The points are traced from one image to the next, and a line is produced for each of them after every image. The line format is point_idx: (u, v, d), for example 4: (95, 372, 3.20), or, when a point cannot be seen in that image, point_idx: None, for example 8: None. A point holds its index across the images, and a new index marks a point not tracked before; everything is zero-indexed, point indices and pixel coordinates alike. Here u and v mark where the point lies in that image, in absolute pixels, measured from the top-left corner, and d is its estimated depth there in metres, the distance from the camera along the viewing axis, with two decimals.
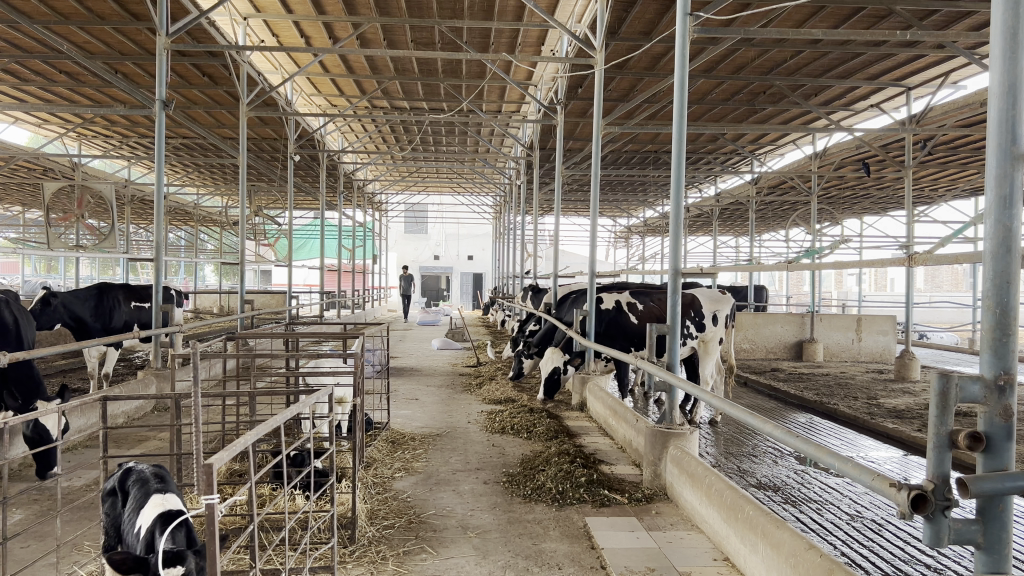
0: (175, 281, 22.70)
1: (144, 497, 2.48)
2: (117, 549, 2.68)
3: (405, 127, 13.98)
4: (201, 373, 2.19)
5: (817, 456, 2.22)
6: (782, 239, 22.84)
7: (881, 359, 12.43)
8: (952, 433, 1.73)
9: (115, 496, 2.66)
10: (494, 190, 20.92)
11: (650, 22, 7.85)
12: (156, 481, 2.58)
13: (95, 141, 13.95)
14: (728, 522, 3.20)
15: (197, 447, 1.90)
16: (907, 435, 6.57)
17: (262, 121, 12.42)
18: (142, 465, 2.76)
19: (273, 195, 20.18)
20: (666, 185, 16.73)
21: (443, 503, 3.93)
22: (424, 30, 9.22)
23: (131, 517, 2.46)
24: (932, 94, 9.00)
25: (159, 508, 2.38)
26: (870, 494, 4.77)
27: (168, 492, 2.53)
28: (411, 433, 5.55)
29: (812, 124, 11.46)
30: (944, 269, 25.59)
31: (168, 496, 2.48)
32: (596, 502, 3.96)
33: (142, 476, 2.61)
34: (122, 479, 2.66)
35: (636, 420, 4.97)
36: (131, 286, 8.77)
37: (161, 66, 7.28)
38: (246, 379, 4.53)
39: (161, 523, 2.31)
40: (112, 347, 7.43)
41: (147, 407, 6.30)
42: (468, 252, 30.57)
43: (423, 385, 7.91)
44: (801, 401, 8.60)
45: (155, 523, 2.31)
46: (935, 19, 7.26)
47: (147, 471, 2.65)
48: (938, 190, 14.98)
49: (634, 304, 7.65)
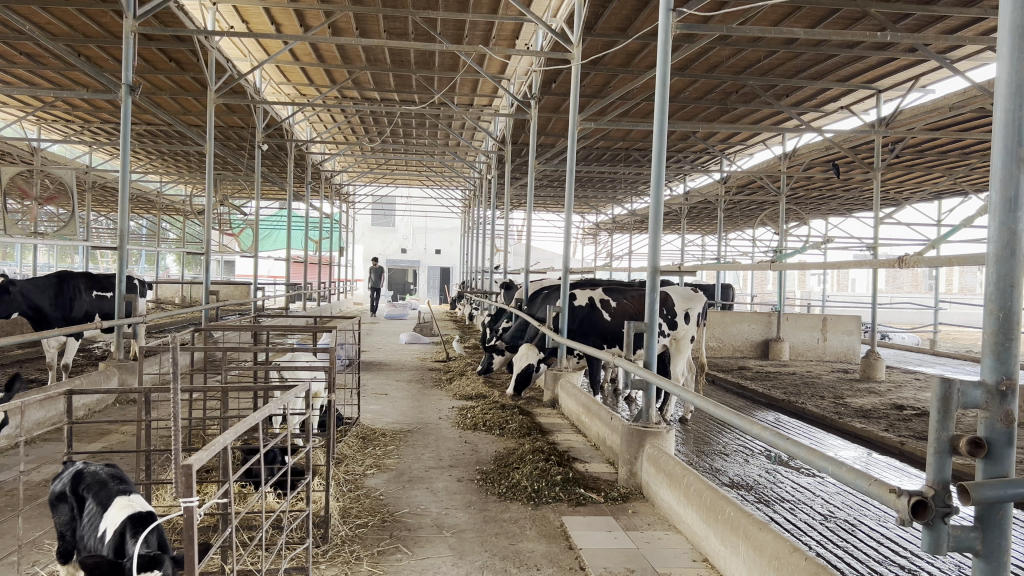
0: (136, 271, 22.27)
1: (106, 499, 2.37)
2: (73, 554, 2.57)
3: (375, 119, 13.83)
4: (178, 364, 2.10)
5: (807, 458, 2.19)
6: (749, 239, 23.05)
7: (846, 359, 12.57)
8: (953, 438, 1.71)
9: (68, 500, 2.54)
10: (463, 184, 20.81)
11: (627, 19, 7.81)
12: (116, 482, 2.47)
13: (55, 125, 13.59)
14: (708, 523, 3.17)
15: (173, 445, 1.81)
16: (875, 434, 6.62)
17: (229, 108, 12.20)
18: (96, 465, 2.65)
19: (239, 184, 19.88)
20: (636, 183, 16.77)
21: (417, 501, 3.85)
22: (398, 21, 9.14)
23: (93, 521, 2.35)
24: (902, 97, 9.09)
25: (128, 510, 2.29)
26: (842, 495, 4.79)
27: (131, 494, 2.43)
28: (381, 429, 5.47)
29: (783, 124, 11.52)
30: (904, 271, 26.08)
31: (132, 497, 2.38)
32: (571, 501, 3.91)
33: (99, 478, 2.50)
34: (75, 482, 2.53)
35: (610, 417, 4.92)
36: (93, 275, 8.58)
37: (127, 50, 7.09)
38: (215, 373, 4.42)
39: (133, 526, 2.22)
40: (72, 337, 7.22)
41: (109, 399, 6.14)
42: (435, 246, 30.47)
43: (393, 380, 7.82)
44: (769, 400, 8.64)
45: (126, 525, 2.22)
46: (909, 23, 7.34)
47: (103, 472, 2.54)
48: (904, 193, 15.19)
49: (607, 301, 7.63)
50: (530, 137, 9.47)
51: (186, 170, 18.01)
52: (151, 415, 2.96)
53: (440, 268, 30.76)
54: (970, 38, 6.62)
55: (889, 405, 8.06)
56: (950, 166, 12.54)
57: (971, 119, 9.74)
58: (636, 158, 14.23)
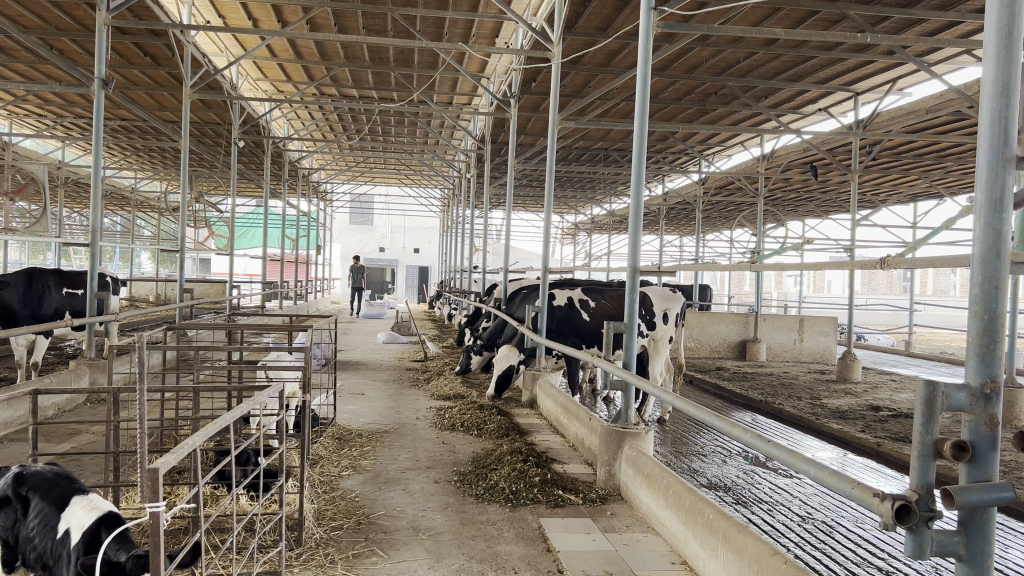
0: (110, 268, 22.01)
1: (61, 498, 2.30)
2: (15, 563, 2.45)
3: (353, 116, 13.74)
4: (145, 363, 2.03)
5: (788, 460, 2.15)
6: (726, 240, 23.18)
7: (822, 360, 12.65)
8: (937, 442, 1.68)
9: (10, 505, 2.41)
10: (442, 183, 20.75)
11: (607, 18, 7.79)
12: (67, 480, 2.40)
13: (28, 119, 13.39)
14: (687, 525, 3.14)
15: (139, 446, 1.74)
16: (852, 435, 6.65)
17: (205, 104, 12.07)
18: (36, 464, 2.54)
19: (215, 181, 19.70)
20: (615, 183, 16.79)
21: (393, 503, 3.80)
22: (377, 18, 9.08)
23: (51, 523, 2.27)
24: (879, 100, 9.16)
25: (96, 508, 2.23)
26: (820, 496, 4.79)
27: (87, 492, 2.36)
28: (358, 429, 5.40)
29: (761, 125, 11.57)
30: (879, 273, 26.36)
31: (91, 496, 2.32)
32: (549, 503, 3.87)
33: (48, 477, 2.41)
34: (18, 484, 2.42)
35: (589, 418, 4.89)
36: (63, 272, 8.41)
37: (101, 43, 6.96)
38: (188, 373, 4.35)
39: (106, 523, 2.16)
40: (42, 336, 7.10)
41: (80, 399, 6.05)
42: (414, 245, 30.40)
43: (370, 380, 7.76)
44: (747, 400, 8.66)
45: (99, 523, 2.16)
46: (888, 25, 7.38)
47: (48, 471, 2.44)
48: (880, 195, 15.34)
49: (586, 301, 7.62)
50: (509, 136, 9.42)
51: (161, 167, 17.81)
52: (119, 415, 2.88)
53: (419, 267, 30.66)
54: (949, 40, 6.66)
55: (865, 406, 8.11)
56: (926, 169, 12.66)
57: (948, 121, 9.82)
58: (615, 159, 14.24)
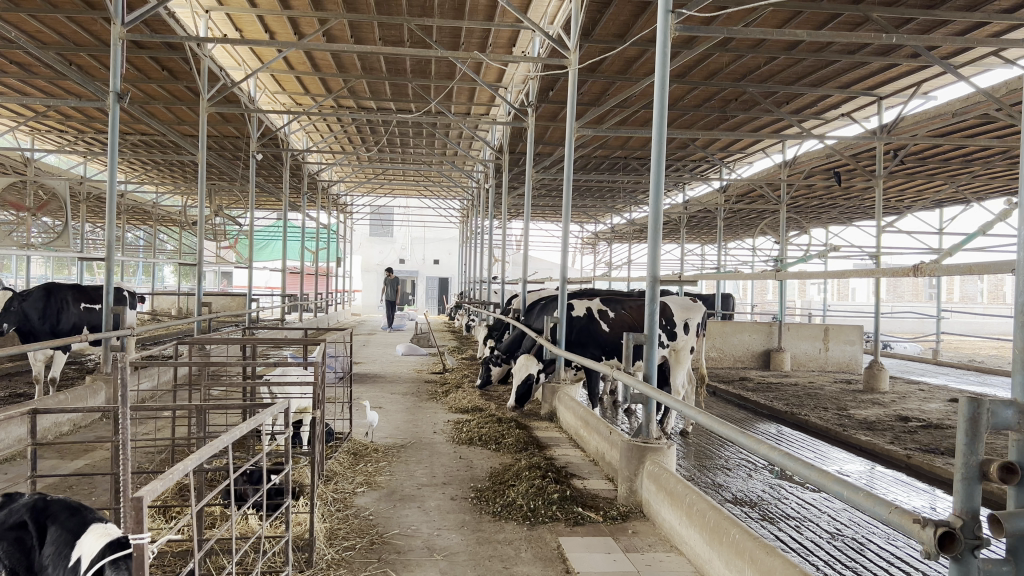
0: (132, 283, 22.14)
1: (81, 527, 1.75)
2: None
3: (371, 129, 13.76)
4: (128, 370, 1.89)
5: (817, 480, 2.02)
6: (747, 247, 22.99)
7: (848, 369, 12.42)
8: (983, 464, 1.54)
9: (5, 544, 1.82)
10: (461, 194, 20.70)
11: (625, 25, 7.69)
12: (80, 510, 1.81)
13: (49, 135, 13.47)
14: (711, 545, 3.01)
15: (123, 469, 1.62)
16: (880, 447, 6.45)
17: (224, 117, 12.10)
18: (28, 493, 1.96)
19: (235, 195, 19.81)
20: (635, 192, 16.68)
21: (407, 521, 3.70)
22: (393, 29, 9.07)
23: (55, 566, 1.70)
24: (904, 104, 8.98)
25: (104, 536, 1.68)
26: (849, 511, 4.63)
27: (109, 522, 1.80)
28: (373, 444, 5.31)
29: (783, 131, 11.40)
30: (904, 280, 26.13)
31: (111, 525, 1.76)
32: (569, 521, 3.76)
33: (61, 505, 1.82)
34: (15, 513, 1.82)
35: (610, 432, 4.77)
36: (81, 286, 8.41)
37: (116, 57, 6.93)
38: (200, 390, 4.26)
39: (106, 551, 1.63)
40: (59, 351, 7.11)
41: (93, 415, 6.00)
42: (434, 256, 30.46)
43: (387, 393, 7.67)
44: (771, 412, 8.47)
45: (98, 553, 1.62)
46: (912, 26, 7.25)
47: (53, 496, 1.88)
48: (906, 201, 15.11)
49: (605, 312, 7.50)
50: (527, 146, 9.31)
51: (182, 180, 17.91)
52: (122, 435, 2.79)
53: (439, 278, 30.66)
54: (978, 40, 6.48)
55: (894, 417, 7.90)
56: (952, 175, 12.44)
57: (975, 125, 9.61)
58: (634, 167, 14.12)
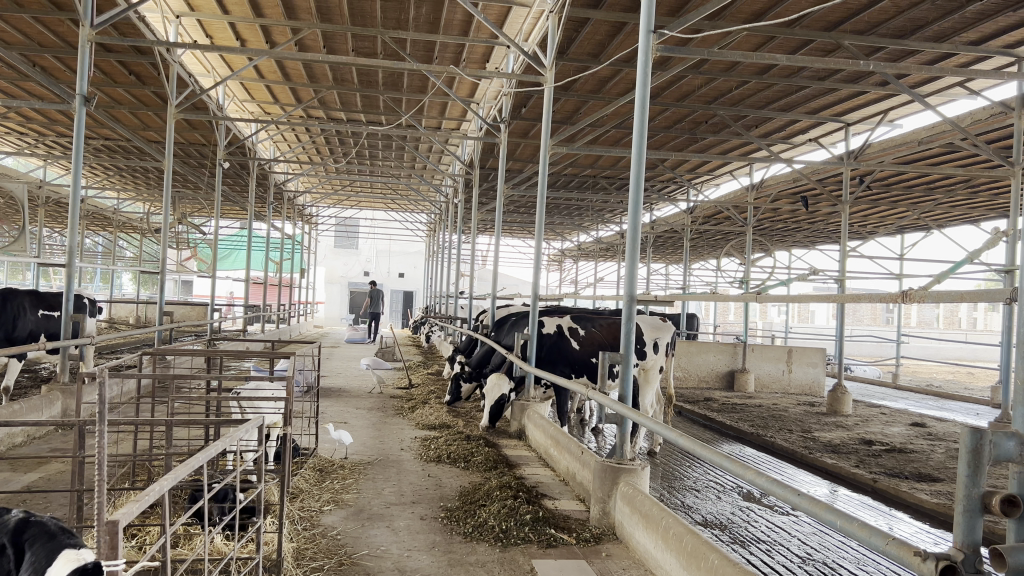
0: (89, 289, 21.71)
1: (50, 552, 1.65)
2: None
3: (340, 140, 13.70)
4: (105, 377, 1.81)
5: (812, 509, 1.96)
6: (712, 268, 23.24)
7: (810, 391, 12.53)
8: (984, 495, 1.53)
9: None
10: (429, 208, 20.70)
11: (599, 44, 7.73)
12: (51, 536, 1.70)
13: (9, 137, 13.17)
14: (688, 570, 2.96)
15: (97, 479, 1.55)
16: (846, 471, 6.48)
17: (190, 125, 11.94)
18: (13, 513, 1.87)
19: (198, 203, 19.55)
20: (603, 210, 16.78)
21: (376, 541, 3.61)
22: (365, 40, 9.02)
23: None
24: (871, 131, 9.13)
25: (73, 564, 1.56)
26: (819, 536, 4.63)
27: (85, 547, 1.68)
28: (340, 460, 5.19)
29: (752, 154, 11.56)
30: (863, 304, 26.64)
31: (85, 550, 1.65)
32: (541, 542, 3.69)
33: (39, 530, 1.73)
34: None
35: (581, 451, 4.71)
36: (39, 293, 8.19)
37: (83, 59, 6.75)
38: (164, 403, 4.12)
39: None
40: (14, 359, 6.87)
41: (50, 426, 5.82)
42: (399, 269, 30.35)
43: (352, 408, 7.53)
44: (737, 433, 8.48)
45: None
46: (882, 55, 7.38)
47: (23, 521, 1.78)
48: (869, 227, 15.38)
49: (575, 329, 7.48)
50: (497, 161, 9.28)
51: (145, 187, 17.61)
52: (85, 449, 2.68)
53: (403, 291, 30.56)
54: (948, 70, 6.59)
55: (858, 440, 7.96)
56: (914, 202, 12.68)
57: (938, 154, 9.81)
58: (603, 185, 14.20)
